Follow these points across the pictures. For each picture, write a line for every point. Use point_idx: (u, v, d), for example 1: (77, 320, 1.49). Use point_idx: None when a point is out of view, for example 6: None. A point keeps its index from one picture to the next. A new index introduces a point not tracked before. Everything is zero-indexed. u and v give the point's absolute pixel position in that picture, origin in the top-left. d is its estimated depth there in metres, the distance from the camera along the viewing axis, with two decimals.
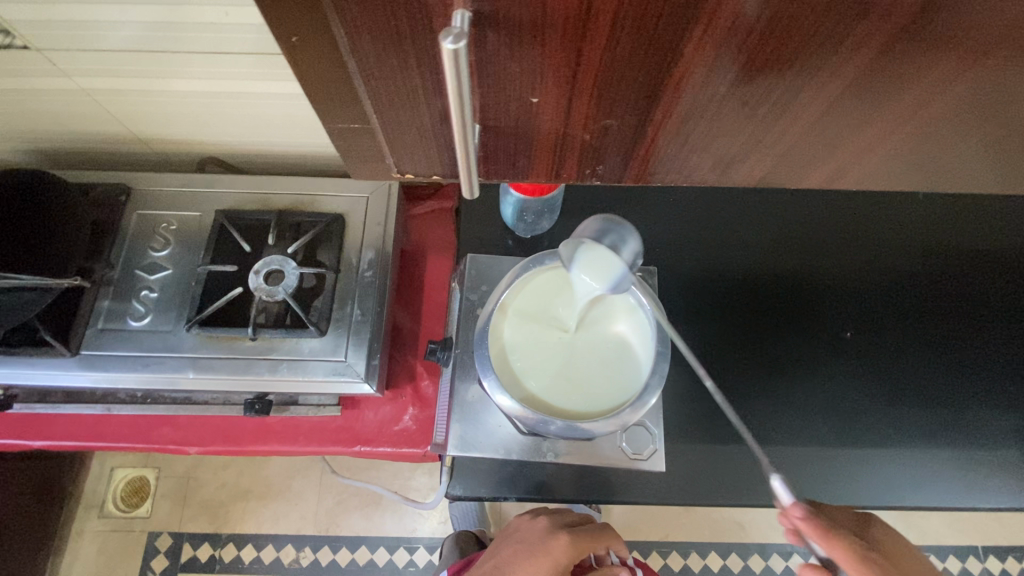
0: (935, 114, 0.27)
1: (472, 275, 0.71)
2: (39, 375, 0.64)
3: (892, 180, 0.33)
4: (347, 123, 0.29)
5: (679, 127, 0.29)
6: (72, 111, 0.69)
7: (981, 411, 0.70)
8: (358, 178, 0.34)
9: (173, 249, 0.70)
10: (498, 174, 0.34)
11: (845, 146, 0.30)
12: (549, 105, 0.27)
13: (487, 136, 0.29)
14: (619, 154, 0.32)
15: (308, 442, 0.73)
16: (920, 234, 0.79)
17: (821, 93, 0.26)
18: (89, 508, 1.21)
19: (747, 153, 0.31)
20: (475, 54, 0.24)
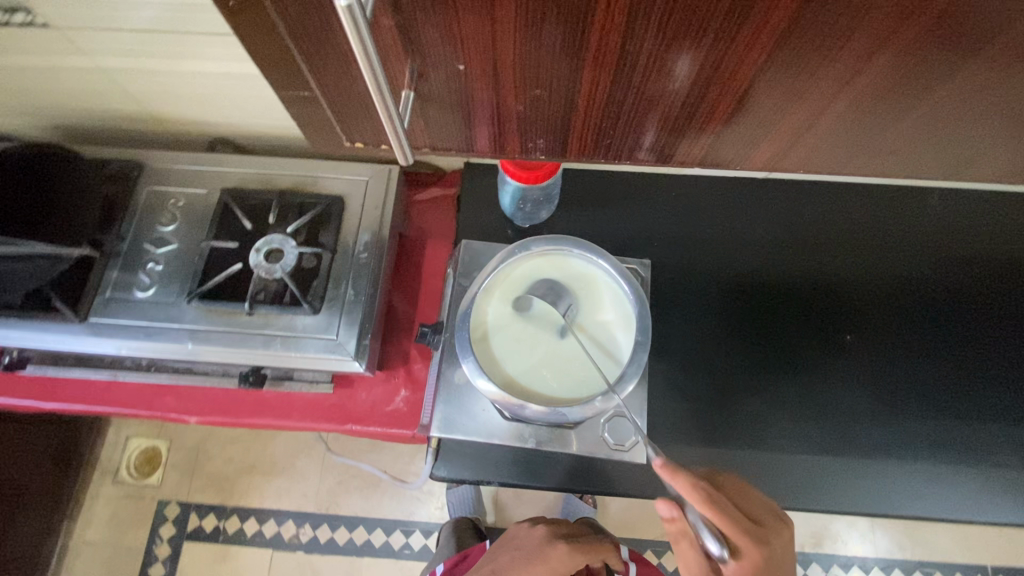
0: (866, 90, 0.28)
1: (465, 261, 0.72)
2: (50, 339, 0.67)
3: (838, 154, 0.34)
4: (297, 92, 0.31)
5: (605, 101, 0.30)
6: (91, 89, 0.72)
7: (982, 423, 0.68)
8: (319, 150, 0.37)
9: (180, 225, 0.73)
10: (442, 145, 0.36)
11: (774, 121, 0.31)
12: (475, 75, 0.29)
13: (420, 101, 0.32)
14: (557, 129, 0.34)
15: (301, 417, 0.75)
16: (929, 237, 0.77)
17: (743, 66, 0.27)
18: (104, 473, 1.26)
19: (680, 127, 0.33)
20: (395, 18, 0.26)
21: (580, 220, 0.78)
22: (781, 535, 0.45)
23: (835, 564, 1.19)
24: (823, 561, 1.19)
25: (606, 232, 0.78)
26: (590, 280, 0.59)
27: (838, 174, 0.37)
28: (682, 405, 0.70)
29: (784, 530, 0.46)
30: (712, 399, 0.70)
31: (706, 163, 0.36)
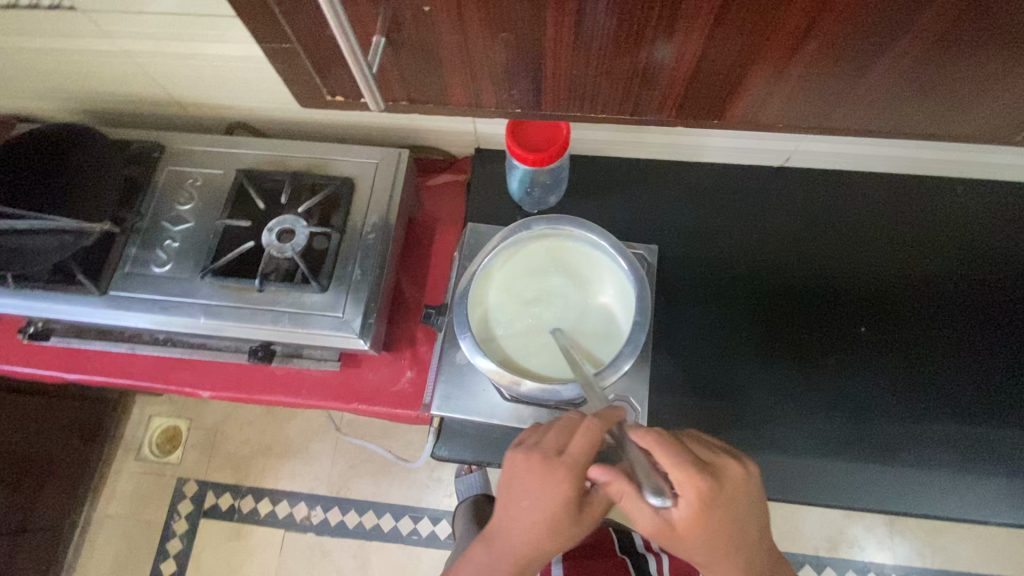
0: (833, 30, 0.28)
1: (471, 243, 0.72)
2: (72, 311, 0.70)
3: (820, 101, 0.34)
4: (278, 44, 0.33)
5: (572, 44, 0.31)
6: (117, 72, 0.75)
7: (998, 422, 0.66)
8: (300, 100, 0.38)
9: (196, 204, 0.75)
10: (420, 98, 0.37)
11: (745, 61, 0.31)
12: (441, 15, 0.29)
13: (392, 48, 0.32)
14: (528, 79, 0.34)
15: (309, 395, 0.76)
16: (947, 226, 0.75)
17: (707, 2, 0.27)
18: (128, 450, 1.30)
19: (649, 76, 0.33)
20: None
21: (588, 205, 0.78)
22: (732, 477, 0.42)
23: (850, 569, 1.16)
24: (838, 565, 1.16)
25: (614, 219, 0.77)
26: (591, 261, 0.58)
27: (821, 124, 0.37)
28: (686, 393, 0.69)
29: (739, 471, 0.43)
30: (717, 388, 0.69)
31: (680, 114, 0.37)
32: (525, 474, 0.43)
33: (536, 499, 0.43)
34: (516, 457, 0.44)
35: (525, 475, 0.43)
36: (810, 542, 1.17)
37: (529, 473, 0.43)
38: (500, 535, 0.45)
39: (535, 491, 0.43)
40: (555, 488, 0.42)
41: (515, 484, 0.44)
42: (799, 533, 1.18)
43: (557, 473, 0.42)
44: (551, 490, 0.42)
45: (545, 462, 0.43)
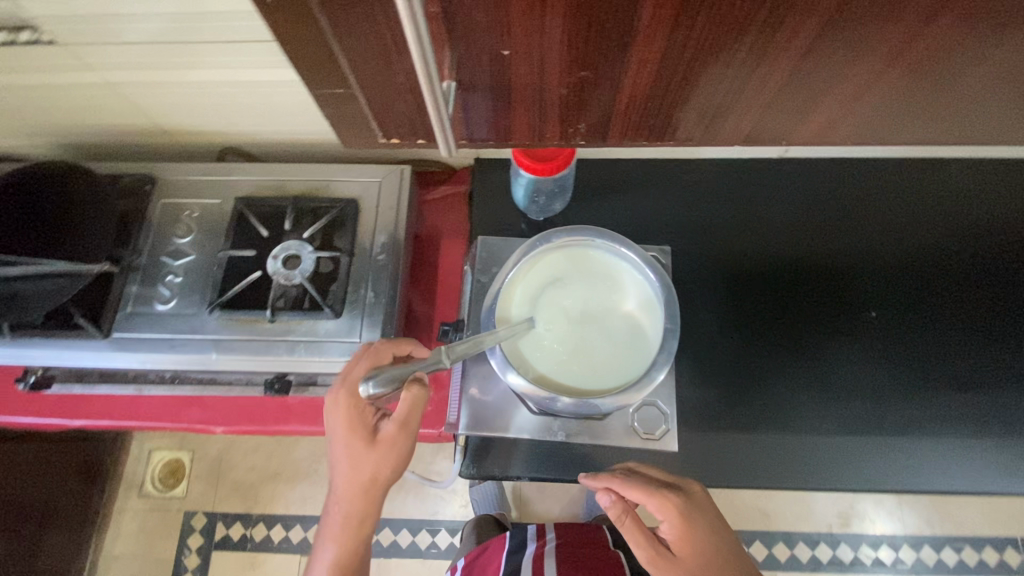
0: (919, 57, 0.28)
1: (483, 257, 0.72)
2: (75, 356, 0.67)
3: (888, 121, 0.34)
4: (333, 90, 0.31)
5: (654, 80, 0.30)
6: (101, 104, 0.72)
7: (1021, 397, 0.67)
8: (351, 145, 0.37)
9: (195, 236, 0.73)
10: (481, 134, 0.36)
11: (828, 93, 0.31)
12: (519, 58, 0.28)
13: (461, 92, 0.32)
14: (600, 112, 0.34)
15: (328, 422, 0.75)
16: (946, 210, 0.76)
17: (799, 37, 0.26)
18: (130, 488, 1.26)
19: (731, 106, 0.32)
20: (441, 5, 0.25)
21: (595, 209, 0.78)
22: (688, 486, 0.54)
23: (864, 543, 1.18)
24: (852, 541, 1.18)
25: (622, 220, 0.77)
26: (613, 270, 0.58)
27: (883, 142, 0.36)
28: (710, 390, 0.69)
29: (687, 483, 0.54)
30: (740, 383, 0.69)
31: (754, 137, 0.36)
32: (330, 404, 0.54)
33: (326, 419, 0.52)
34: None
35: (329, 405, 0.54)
36: (823, 521, 1.19)
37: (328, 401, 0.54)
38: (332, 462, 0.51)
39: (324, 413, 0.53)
40: (337, 401, 0.51)
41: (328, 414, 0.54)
42: (812, 513, 1.20)
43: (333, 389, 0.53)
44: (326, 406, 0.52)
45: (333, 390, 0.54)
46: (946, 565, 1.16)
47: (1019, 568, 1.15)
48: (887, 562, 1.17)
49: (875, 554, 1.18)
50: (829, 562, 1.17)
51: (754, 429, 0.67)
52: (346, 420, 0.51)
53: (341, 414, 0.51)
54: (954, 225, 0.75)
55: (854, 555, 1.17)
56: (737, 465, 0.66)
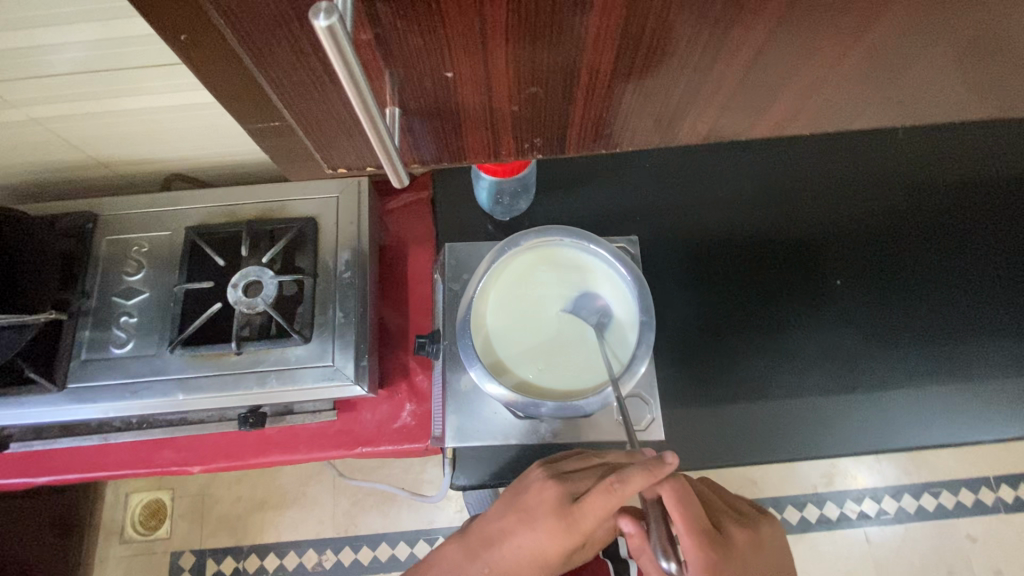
0: (872, 45, 0.27)
1: (452, 265, 0.70)
2: (29, 412, 0.63)
3: (847, 111, 0.34)
4: (265, 123, 0.29)
5: (609, 87, 0.29)
6: (29, 142, 0.67)
7: (985, 350, 0.69)
8: (293, 174, 0.35)
9: (148, 272, 0.69)
10: (435, 157, 0.35)
11: (785, 87, 0.30)
12: (464, 77, 0.27)
13: (405, 118, 0.30)
14: (556, 124, 0.33)
15: (310, 449, 0.73)
16: (899, 174, 0.78)
17: (750, 36, 0.26)
18: (109, 535, 1.21)
19: (687, 108, 0.32)
20: (374, 30, 0.23)
21: (561, 204, 0.76)
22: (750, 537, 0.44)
23: (849, 499, 1.22)
24: (837, 498, 1.22)
25: (589, 212, 0.76)
26: (583, 265, 0.58)
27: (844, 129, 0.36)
28: (692, 374, 0.69)
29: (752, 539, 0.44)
30: (720, 365, 0.70)
31: (714, 136, 0.35)
32: (541, 510, 0.46)
33: (539, 538, 0.46)
34: (540, 486, 0.48)
35: (541, 507, 0.47)
36: (808, 482, 1.23)
37: (542, 505, 0.47)
38: (509, 565, 0.48)
39: (536, 525, 0.46)
40: (563, 539, 0.45)
41: (531, 514, 0.47)
42: (798, 476, 1.23)
43: (560, 513, 0.45)
44: (549, 532, 0.45)
45: (557, 503, 0.46)
46: (926, 511, 1.21)
47: (993, 505, 1.21)
48: (872, 514, 1.21)
49: (860, 508, 1.22)
50: (818, 521, 1.21)
51: (738, 406, 0.68)
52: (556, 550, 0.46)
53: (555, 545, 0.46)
54: (910, 187, 0.77)
55: (840, 512, 1.21)
56: (723, 446, 0.66)
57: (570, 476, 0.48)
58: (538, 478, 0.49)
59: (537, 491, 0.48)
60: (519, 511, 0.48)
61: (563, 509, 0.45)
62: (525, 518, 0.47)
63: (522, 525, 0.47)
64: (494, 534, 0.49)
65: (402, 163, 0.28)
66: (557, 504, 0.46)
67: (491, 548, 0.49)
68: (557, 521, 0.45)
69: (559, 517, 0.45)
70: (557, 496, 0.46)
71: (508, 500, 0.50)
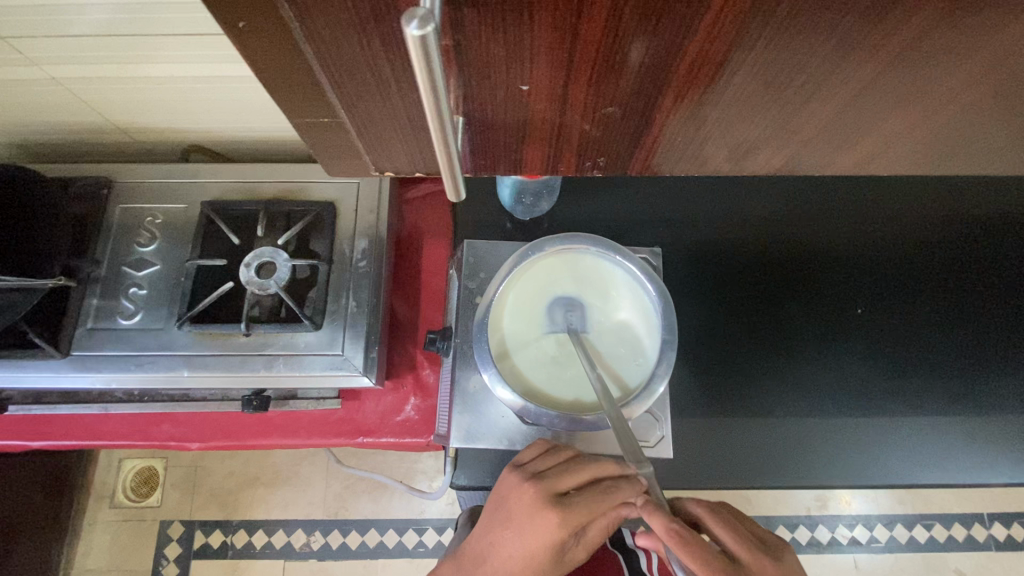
0: (977, 93, 0.26)
1: (470, 262, 0.68)
2: (31, 375, 0.62)
3: (922, 154, 0.32)
4: (315, 118, 0.27)
5: (691, 115, 0.28)
6: (49, 102, 0.66)
7: (1013, 395, 0.67)
8: (332, 171, 0.34)
9: (160, 244, 0.68)
10: (489, 165, 0.34)
11: (874, 127, 0.29)
12: (540, 91, 0.26)
13: (469, 127, 0.29)
14: (625, 145, 0.31)
15: (310, 435, 0.72)
16: (938, 205, 0.75)
17: (854, 76, 0.24)
18: (100, 499, 1.21)
19: (766, 141, 0.30)
20: (454, 37, 0.22)
21: (584, 207, 0.75)
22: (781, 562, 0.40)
23: (840, 524, 1.22)
24: (829, 522, 1.22)
25: (612, 217, 0.74)
26: (607, 277, 0.57)
27: (910, 169, 0.34)
28: (704, 393, 0.68)
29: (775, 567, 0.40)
30: (733, 384, 0.68)
31: (787, 169, 0.34)
32: (525, 511, 0.45)
33: (527, 542, 0.44)
34: (519, 491, 0.46)
35: (524, 511, 0.45)
36: (802, 504, 1.22)
37: (524, 507, 0.45)
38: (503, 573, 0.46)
39: (522, 530, 0.44)
40: (548, 540, 0.43)
41: (514, 518, 0.45)
42: (793, 497, 1.23)
43: (548, 512, 0.44)
44: (538, 533, 0.43)
45: (540, 505, 0.44)
46: (917, 542, 1.20)
47: (984, 542, 1.20)
48: (862, 541, 1.20)
49: (851, 533, 1.21)
50: (808, 543, 1.20)
51: (749, 428, 0.66)
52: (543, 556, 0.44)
53: (542, 549, 0.43)
54: (949, 220, 0.74)
55: (831, 536, 1.21)
56: (729, 467, 0.65)
57: (545, 475, 0.47)
58: (513, 481, 0.47)
59: (515, 495, 0.46)
60: (503, 519, 0.46)
61: (549, 508, 0.44)
62: (507, 519, 0.45)
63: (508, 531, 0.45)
64: (484, 546, 0.47)
65: (463, 176, 0.27)
66: (541, 500, 0.44)
67: (482, 564, 0.47)
68: (546, 521, 0.43)
69: (548, 517, 0.43)
70: (539, 496, 0.45)
71: (488, 512, 0.48)
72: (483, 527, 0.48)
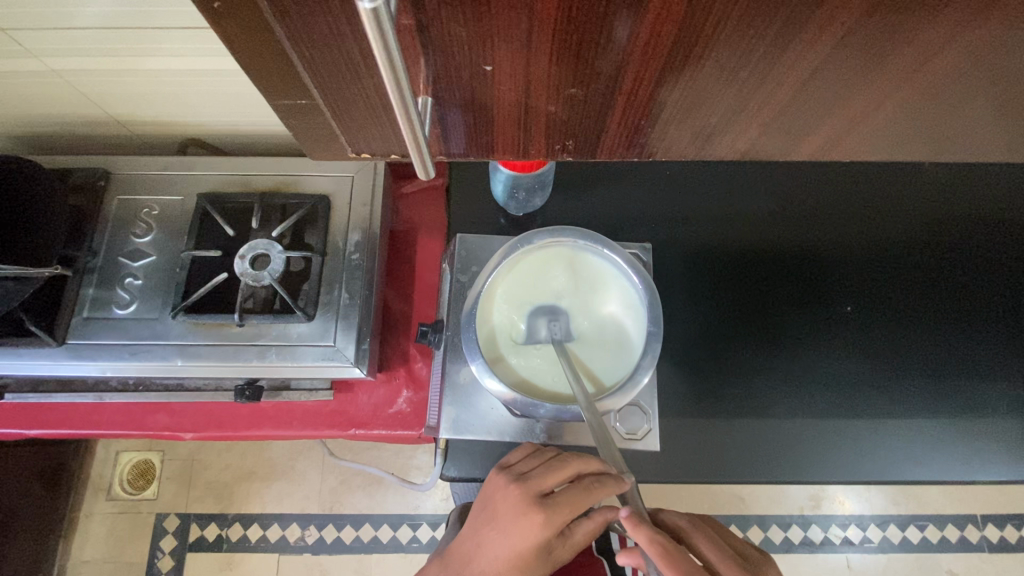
0: (931, 74, 0.27)
1: (462, 256, 0.69)
2: (27, 363, 0.63)
3: (888, 139, 0.33)
4: (294, 100, 0.28)
5: (653, 96, 0.28)
6: (48, 94, 0.67)
7: (999, 390, 0.67)
8: (316, 156, 0.35)
9: (156, 235, 0.69)
10: (465, 149, 0.34)
11: (838, 109, 0.29)
12: (505, 72, 0.26)
13: (438, 107, 0.30)
14: (594, 128, 0.32)
15: (303, 426, 0.73)
16: (925, 202, 0.75)
17: (805, 57, 0.25)
18: (97, 491, 1.21)
19: (730, 124, 0.31)
20: (416, 16, 0.22)
21: (576, 203, 0.75)
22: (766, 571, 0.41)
23: (834, 524, 1.22)
24: (822, 522, 1.22)
25: (604, 213, 0.75)
26: (595, 271, 0.57)
27: (881, 156, 0.35)
28: (693, 387, 0.68)
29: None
30: (721, 379, 0.69)
31: (756, 154, 0.35)
32: (510, 511, 0.46)
33: (513, 542, 0.44)
34: (504, 492, 0.48)
35: (510, 511, 0.46)
36: (795, 503, 1.22)
37: (509, 506, 0.46)
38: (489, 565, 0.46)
39: (507, 529, 0.45)
40: (533, 538, 0.44)
41: (500, 518, 0.46)
42: (786, 497, 1.23)
43: (531, 512, 0.45)
44: (523, 531, 0.44)
45: (525, 504, 0.45)
46: (911, 543, 1.20)
47: (977, 544, 1.20)
48: (855, 541, 1.21)
49: (844, 533, 1.21)
50: (801, 543, 1.21)
51: (736, 423, 0.67)
52: (529, 555, 0.44)
53: (528, 548, 0.44)
54: (936, 217, 0.74)
55: (824, 535, 1.21)
56: (717, 462, 0.65)
57: (530, 476, 0.48)
58: (500, 482, 0.49)
59: (502, 495, 0.47)
60: (489, 519, 0.47)
61: (533, 507, 0.45)
62: (492, 519, 0.46)
63: (493, 532, 0.46)
64: (470, 547, 0.47)
65: (432, 153, 0.28)
66: (526, 499, 0.46)
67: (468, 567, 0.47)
68: (529, 521, 0.44)
69: (532, 515, 0.44)
70: (524, 496, 0.46)
71: (477, 514, 0.49)
72: (471, 529, 0.49)
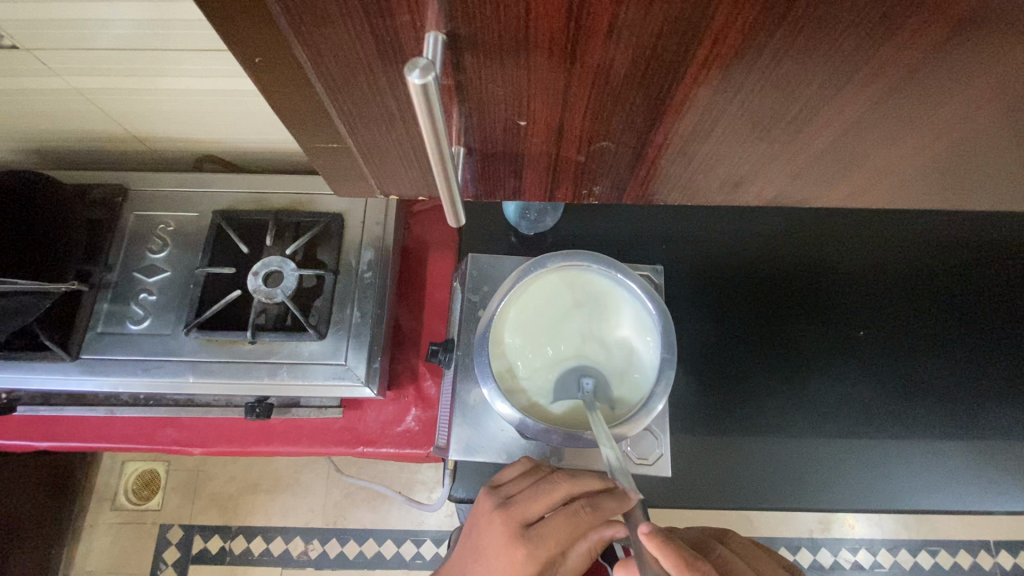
0: (960, 135, 0.28)
1: (473, 275, 0.69)
2: (41, 378, 0.63)
3: (913, 188, 0.33)
4: (325, 145, 0.29)
5: (681, 150, 0.29)
6: (68, 111, 0.68)
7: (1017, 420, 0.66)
8: (341, 193, 0.35)
9: (171, 251, 0.70)
10: (493, 191, 0.35)
11: (865, 163, 0.30)
12: (537, 126, 0.28)
13: (471, 155, 0.31)
14: (619, 177, 0.33)
15: (311, 443, 0.73)
16: (942, 228, 0.75)
17: (836, 116, 0.26)
18: (102, 500, 1.21)
19: (755, 175, 0.32)
20: (456, 77, 0.24)
21: (588, 224, 0.75)
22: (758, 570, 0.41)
23: (844, 548, 1.20)
24: (832, 545, 1.20)
25: (615, 234, 0.75)
26: (609, 295, 0.57)
27: (904, 204, 0.35)
28: (704, 411, 0.68)
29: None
30: (733, 403, 0.68)
31: (781, 199, 0.35)
32: (495, 544, 0.45)
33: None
34: (489, 521, 0.47)
35: (494, 545, 0.45)
36: (805, 526, 1.21)
37: (496, 539, 0.45)
38: None
39: (493, 563, 0.45)
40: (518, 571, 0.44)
41: (486, 551, 0.46)
42: (795, 519, 1.21)
43: (514, 545, 0.44)
44: (509, 565, 0.44)
45: (510, 537, 0.45)
46: (923, 568, 1.18)
47: (990, 570, 1.18)
48: (865, 565, 1.19)
49: (855, 558, 1.19)
50: (810, 567, 1.19)
51: (748, 448, 0.66)
52: None
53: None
54: (953, 242, 0.74)
55: (834, 560, 1.19)
56: (728, 488, 0.65)
57: (515, 501, 0.47)
58: (487, 509, 0.48)
59: (488, 526, 0.47)
60: (476, 550, 0.47)
61: (518, 540, 0.44)
62: (479, 553, 0.46)
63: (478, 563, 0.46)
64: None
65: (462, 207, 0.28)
66: (511, 533, 0.45)
67: None
68: (515, 555, 0.44)
69: (518, 549, 0.44)
70: (510, 528, 0.45)
71: (465, 540, 0.49)
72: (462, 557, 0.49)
